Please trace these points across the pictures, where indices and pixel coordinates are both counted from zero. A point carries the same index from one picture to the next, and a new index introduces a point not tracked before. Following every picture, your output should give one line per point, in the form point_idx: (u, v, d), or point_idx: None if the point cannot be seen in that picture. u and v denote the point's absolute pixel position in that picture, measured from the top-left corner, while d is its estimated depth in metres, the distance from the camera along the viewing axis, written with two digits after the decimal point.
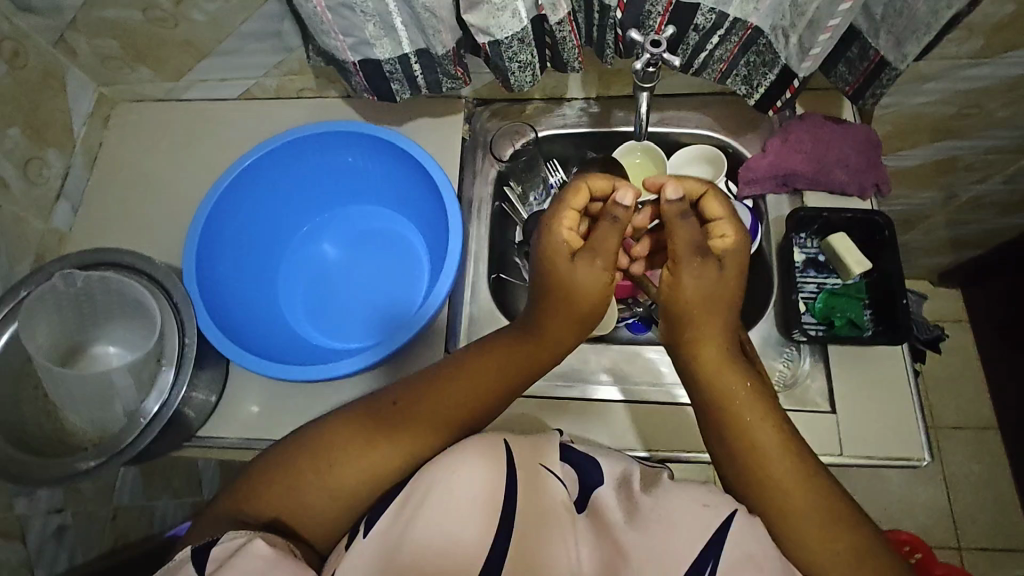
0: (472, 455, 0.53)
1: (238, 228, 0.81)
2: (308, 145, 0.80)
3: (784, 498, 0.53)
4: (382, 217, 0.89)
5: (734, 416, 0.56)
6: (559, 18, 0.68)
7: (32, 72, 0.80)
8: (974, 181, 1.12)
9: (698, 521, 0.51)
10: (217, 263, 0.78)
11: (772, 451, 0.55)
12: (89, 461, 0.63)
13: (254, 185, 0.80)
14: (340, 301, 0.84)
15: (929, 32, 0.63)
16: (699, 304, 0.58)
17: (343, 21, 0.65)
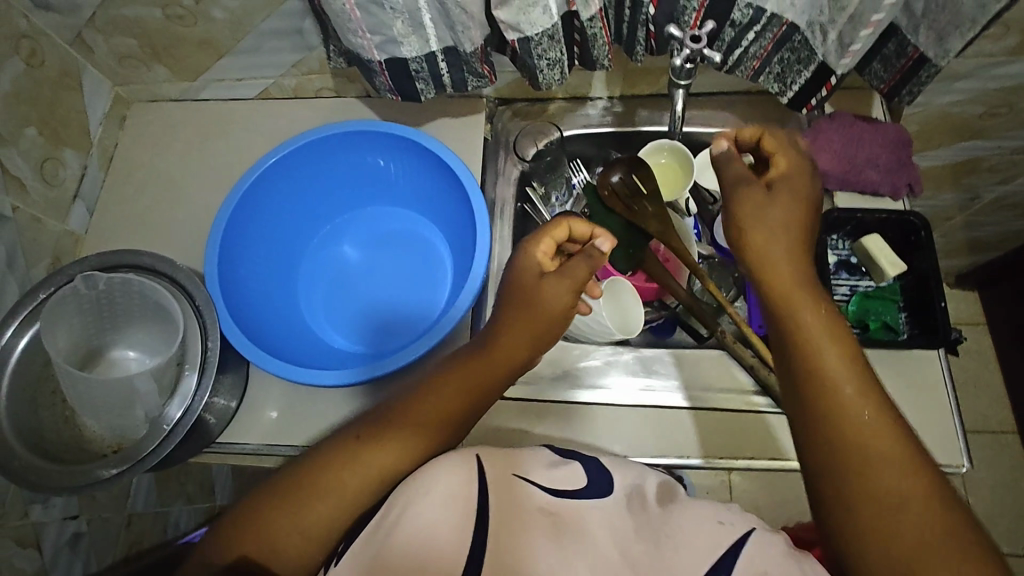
0: (446, 463, 0.51)
1: (260, 228, 0.79)
2: (333, 144, 0.79)
3: (853, 423, 0.50)
4: (404, 219, 0.87)
5: (809, 338, 0.54)
6: (591, 15, 0.66)
7: (48, 71, 0.79)
8: (998, 182, 1.10)
9: (710, 538, 0.49)
10: (240, 263, 0.76)
11: (842, 371, 0.52)
12: (110, 468, 0.61)
13: (277, 185, 0.79)
14: (363, 305, 0.83)
15: (974, 27, 0.61)
16: (772, 227, 0.60)
17: (371, 19, 0.63)
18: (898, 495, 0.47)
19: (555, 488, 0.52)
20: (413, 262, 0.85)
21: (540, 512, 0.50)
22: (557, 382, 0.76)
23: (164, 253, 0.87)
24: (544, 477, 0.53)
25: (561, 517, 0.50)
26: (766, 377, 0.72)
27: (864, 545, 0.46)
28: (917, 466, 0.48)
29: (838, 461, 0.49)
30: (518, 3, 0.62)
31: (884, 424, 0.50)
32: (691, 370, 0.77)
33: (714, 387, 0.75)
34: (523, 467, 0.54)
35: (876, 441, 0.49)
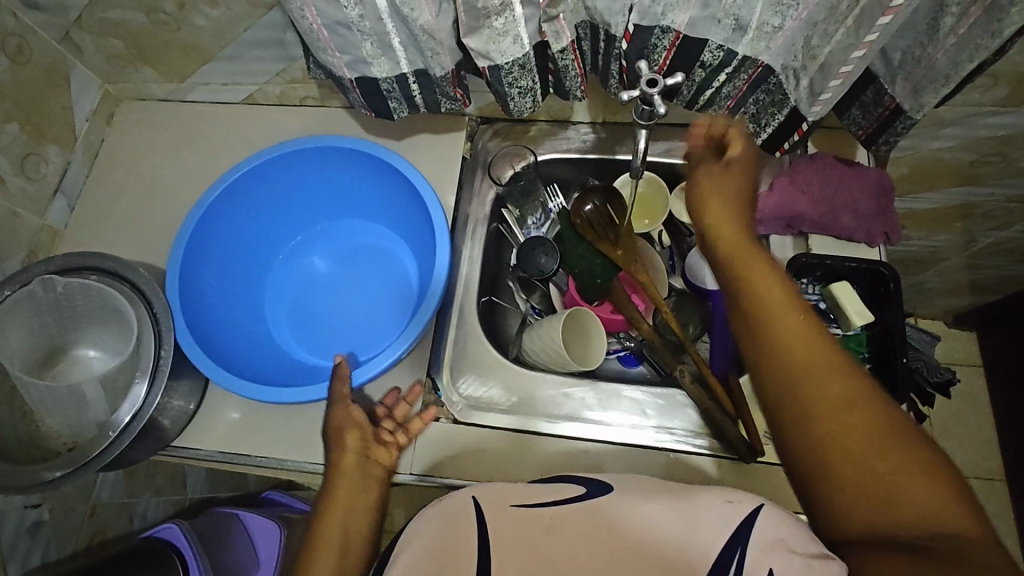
0: (445, 513, 0.51)
1: (228, 237, 0.81)
2: (300, 153, 0.79)
3: (792, 344, 0.52)
4: (376, 232, 0.87)
5: (758, 293, 0.55)
6: (562, 47, 0.67)
7: (35, 68, 0.80)
8: (994, 228, 1.07)
9: (719, 517, 0.47)
10: (206, 273, 0.78)
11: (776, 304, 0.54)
12: (54, 471, 0.62)
13: (243, 195, 0.80)
14: (326, 318, 0.84)
15: (948, 84, 0.60)
16: (715, 193, 0.60)
17: (339, 39, 0.63)
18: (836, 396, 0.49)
19: (554, 500, 0.51)
20: (382, 275, 0.85)
21: (540, 527, 0.49)
22: (511, 412, 0.77)
23: (139, 252, 0.88)
24: (541, 494, 0.52)
25: (560, 527, 0.49)
26: (720, 424, 0.71)
27: (831, 472, 0.48)
28: (866, 398, 0.49)
29: (794, 401, 0.50)
30: (488, 32, 0.62)
31: (834, 365, 0.50)
32: (648, 408, 0.76)
33: (668, 429, 0.75)
34: (523, 495, 0.52)
35: (828, 381, 0.50)
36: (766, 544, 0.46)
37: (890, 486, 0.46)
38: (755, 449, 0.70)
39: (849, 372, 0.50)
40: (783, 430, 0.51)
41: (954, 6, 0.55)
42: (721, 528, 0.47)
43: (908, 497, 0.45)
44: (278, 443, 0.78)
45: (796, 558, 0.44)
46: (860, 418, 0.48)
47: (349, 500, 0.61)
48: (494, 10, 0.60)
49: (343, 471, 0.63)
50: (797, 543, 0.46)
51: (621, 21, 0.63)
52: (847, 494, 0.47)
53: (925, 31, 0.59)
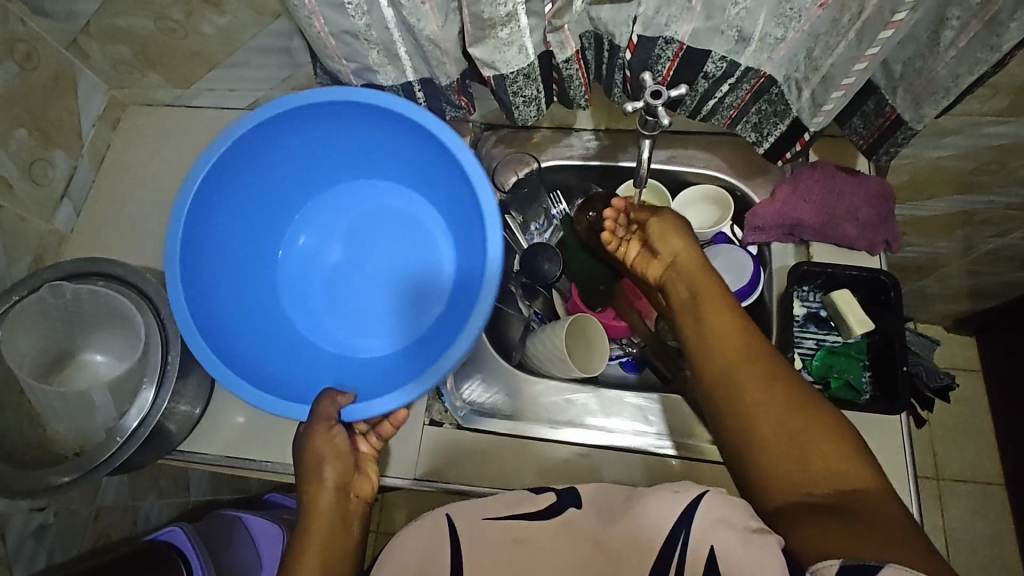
0: (425, 528, 0.56)
1: (230, 214, 0.77)
2: (356, 121, 0.75)
3: (721, 345, 0.61)
4: (396, 194, 0.86)
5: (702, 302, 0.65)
6: (567, 57, 0.67)
7: (43, 74, 0.81)
8: (993, 235, 1.07)
9: (668, 507, 0.52)
10: (219, 220, 0.76)
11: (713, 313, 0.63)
12: (62, 476, 0.63)
13: (278, 145, 0.76)
14: (352, 294, 0.84)
15: (948, 96, 0.60)
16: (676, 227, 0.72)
17: (347, 48, 0.64)
18: (757, 387, 0.57)
19: (519, 511, 0.57)
20: (403, 260, 0.85)
21: (512, 540, 0.54)
22: (514, 418, 0.77)
23: (145, 256, 0.88)
24: (510, 505, 0.58)
25: (533, 541, 0.53)
26: None
27: (758, 443, 0.55)
28: (789, 381, 0.57)
29: (726, 388, 0.58)
30: (493, 42, 0.63)
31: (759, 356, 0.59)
32: (650, 415, 0.76)
33: (670, 436, 0.75)
34: (492, 508, 0.58)
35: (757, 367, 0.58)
36: (710, 524, 0.49)
37: (805, 452, 0.53)
38: None
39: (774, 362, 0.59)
40: (719, 416, 0.58)
41: (954, 20, 0.56)
42: (670, 512, 0.51)
43: (821, 461, 0.53)
44: (281, 448, 0.79)
45: (734, 534, 0.48)
46: (781, 398, 0.56)
47: (324, 541, 0.60)
48: (500, 21, 0.60)
49: (321, 507, 0.62)
50: (738, 523, 0.49)
51: (625, 31, 0.63)
52: (771, 461, 0.54)
53: (926, 44, 0.59)
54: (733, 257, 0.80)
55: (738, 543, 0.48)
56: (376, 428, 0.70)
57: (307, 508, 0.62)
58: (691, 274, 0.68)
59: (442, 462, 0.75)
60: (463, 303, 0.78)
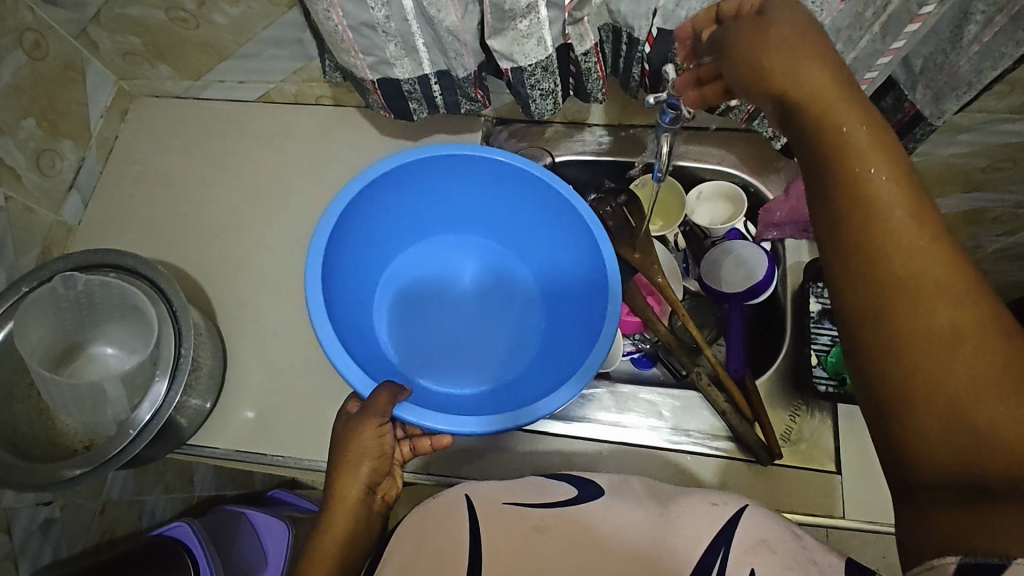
0: (438, 518, 0.54)
1: (389, 203, 0.78)
2: (505, 182, 0.78)
3: (889, 247, 0.40)
4: (516, 270, 0.87)
5: (859, 188, 0.41)
6: (586, 49, 0.67)
7: (52, 64, 0.80)
8: (1002, 234, 1.07)
9: (709, 519, 0.50)
10: (367, 217, 0.77)
11: (886, 191, 0.41)
12: (74, 469, 0.62)
13: (433, 178, 0.78)
14: (435, 333, 0.84)
15: (970, 91, 0.60)
16: (826, 75, 0.44)
17: (364, 40, 0.63)
18: (940, 323, 0.39)
19: (544, 501, 0.55)
20: (497, 314, 0.86)
21: (530, 527, 0.52)
22: None
23: (154, 249, 0.88)
24: (529, 495, 0.56)
25: (551, 527, 0.51)
26: (738, 426, 0.72)
27: (916, 405, 0.39)
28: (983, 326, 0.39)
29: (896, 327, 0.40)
30: (512, 34, 0.62)
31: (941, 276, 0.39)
32: (664, 410, 0.76)
33: (684, 430, 0.75)
34: (512, 494, 0.56)
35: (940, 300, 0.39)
36: (749, 546, 0.47)
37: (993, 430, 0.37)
38: (772, 452, 0.71)
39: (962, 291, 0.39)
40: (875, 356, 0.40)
41: (978, 14, 0.56)
42: (709, 525, 0.49)
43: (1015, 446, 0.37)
44: (293, 443, 0.79)
45: (777, 559, 0.46)
46: (970, 357, 0.38)
47: (344, 537, 0.62)
48: (520, 12, 0.59)
49: (349, 501, 0.63)
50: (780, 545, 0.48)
51: (644, 24, 0.63)
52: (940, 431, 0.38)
53: (948, 40, 0.59)
54: (748, 252, 0.80)
55: (783, 566, 0.45)
56: (414, 439, 0.69)
57: (333, 502, 0.63)
58: (828, 115, 0.43)
59: (453, 456, 0.75)
60: (551, 368, 0.79)
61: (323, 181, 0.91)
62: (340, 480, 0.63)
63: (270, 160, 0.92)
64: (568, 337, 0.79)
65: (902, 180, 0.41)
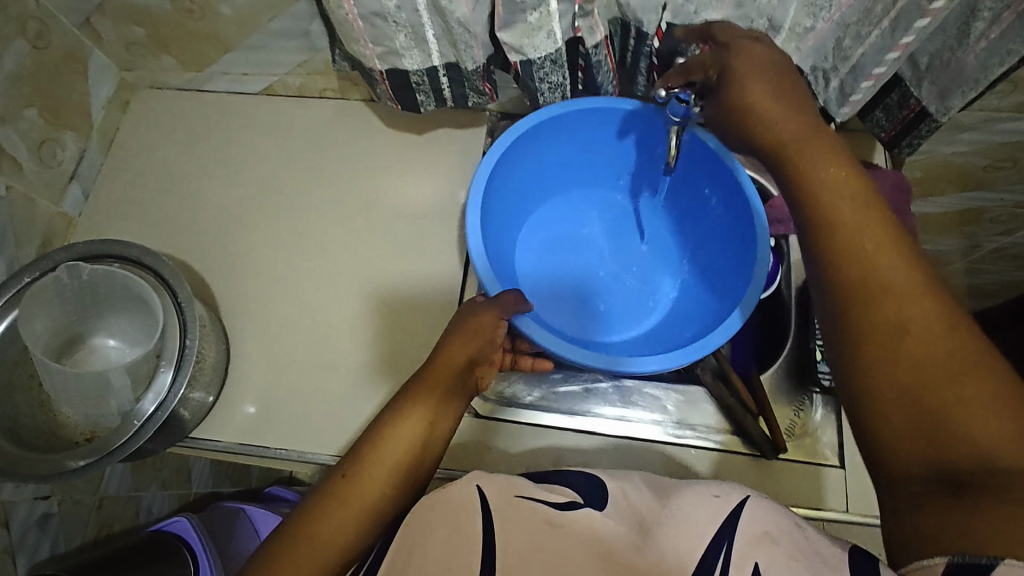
0: (444, 510, 0.50)
1: (542, 155, 0.79)
2: (623, 140, 0.78)
3: (846, 252, 0.49)
4: (655, 240, 0.87)
5: (817, 193, 0.52)
6: (596, 43, 0.67)
7: (55, 54, 0.79)
8: (1000, 233, 1.08)
9: (712, 509, 0.49)
10: (517, 169, 0.78)
11: (845, 216, 0.50)
12: (77, 460, 0.62)
13: (554, 140, 0.78)
14: (569, 292, 0.84)
15: (976, 87, 0.61)
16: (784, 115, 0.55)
17: (374, 30, 0.63)
18: (888, 321, 0.46)
19: (553, 497, 0.52)
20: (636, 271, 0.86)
21: (543, 523, 0.49)
22: (531, 406, 0.77)
23: (155, 241, 0.87)
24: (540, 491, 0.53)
25: (561, 530, 0.49)
26: (741, 420, 0.72)
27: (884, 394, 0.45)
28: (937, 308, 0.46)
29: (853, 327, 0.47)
30: (522, 26, 0.62)
31: (909, 281, 0.47)
32: (668, 404, 0.76)
33: (689, 425, 0.75)
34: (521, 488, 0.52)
35: (889, 295, 0.47)
36: (751, 539, 0.47)
37: (942, 415, 0.42)
38: (777, 446, 0.71)
39: (924, 289, 0.46)
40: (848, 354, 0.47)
41: (987, 11, 0.56)
42: (713, 519, 0.48)
43: (976, 424, 0.41)
44: (293, 436, 0.78)
45: (780, 551, 0.45)
46: (918, 342, 0.45)
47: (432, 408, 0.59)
48: (531, 5, 0.60)
49: (451, 372, 0.62)
50: (783, 538, 0.47)
51: (654, 19, 0.63)
52: (898, 420, 0.44)
53: (954, 36, 0.60)
54: None
55: (787, 558, 0.45)
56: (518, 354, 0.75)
57: (438, 363, 0.62)
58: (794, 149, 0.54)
59: (458, 449, 0.74)
60: (694, 319, 0.79)
61: (327, 175, 0.90)
62: (449, 349, 0.63)
63: (274, 153, 0.92)
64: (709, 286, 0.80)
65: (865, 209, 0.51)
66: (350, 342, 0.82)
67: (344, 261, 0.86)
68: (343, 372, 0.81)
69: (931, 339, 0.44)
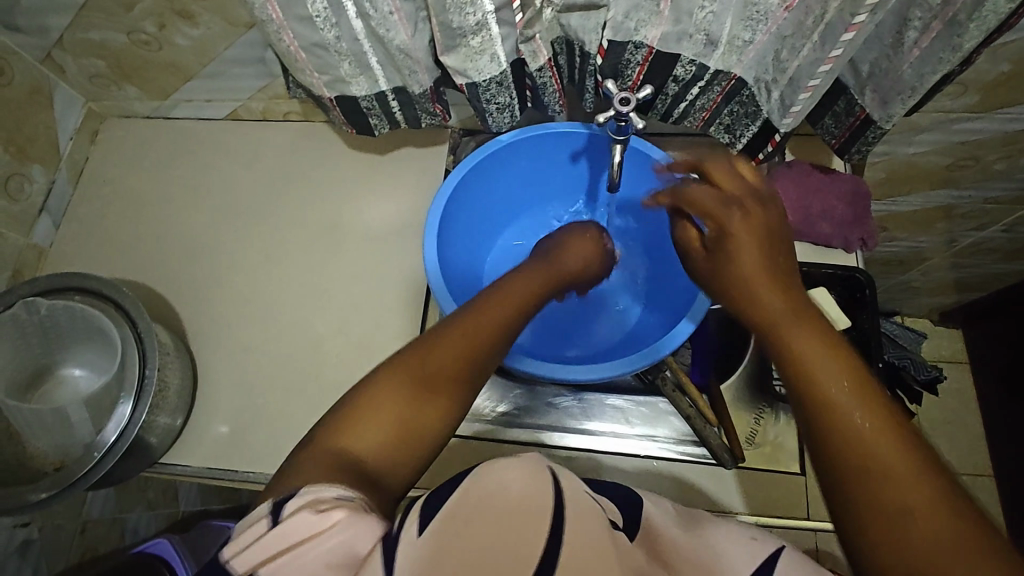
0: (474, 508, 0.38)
1: (498, 180, 0.80)
2: (575, 158, 0.80)
3: (839, 417, 0.43)
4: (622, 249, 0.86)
5: (796, 353, 0.46)
6: (539, 65, 0.67)
7: (18, 89, 0.81)
8: (973, 228, 1.07)
9: (742, 553, 0.42)
10: (476, 195, 0.79)
11: (836, 376, 0.44)
12: (40, 493, 0.63)
13: (507, 164, 0.79)
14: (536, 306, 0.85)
15: (915, 95, 0.61)
16: (765, 275, 0.51)
17: (317, 60, 0.64)
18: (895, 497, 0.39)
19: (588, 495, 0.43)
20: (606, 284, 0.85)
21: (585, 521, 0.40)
22: (498, 423, 0.77)
23: (123, 269, 0.88)
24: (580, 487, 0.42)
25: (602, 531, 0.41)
26: (701, 430, 0.72)
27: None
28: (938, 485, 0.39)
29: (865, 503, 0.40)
30: (464, 50, 0.63)
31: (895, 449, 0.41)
32: (632, 417, 0.77)
33: (651, 436, 0.76)
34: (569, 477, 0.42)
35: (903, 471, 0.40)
36: None
37: None
38: (735, 455, 0.72)
39: (915, 463, 0.40)
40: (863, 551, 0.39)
41: (916, 20, 0.57)
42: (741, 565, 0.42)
43: None
44: (262, 456, 0.79)
45: None
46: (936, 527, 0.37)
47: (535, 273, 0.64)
48: (470, 30, 0.60)
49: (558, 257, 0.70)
50: None
51: (594, 38, 0.64)
52: None
53: (890, 45, 0.60)
54: None
55: None
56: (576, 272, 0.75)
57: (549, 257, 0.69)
58: (769, 314, 0.50)
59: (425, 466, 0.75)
60: (658, 323, 0.79)
61: (294, 196, 0.92)
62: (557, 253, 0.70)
63: (240, 177, 0.93)
64: (671, 291, 0.81)
65: (856, 378, 0.44)
66: (317, 363, 0.83)
67: (310, 282, 0.88)
68: (309, 393, 0.82)
69: (937, 520, 0.38)
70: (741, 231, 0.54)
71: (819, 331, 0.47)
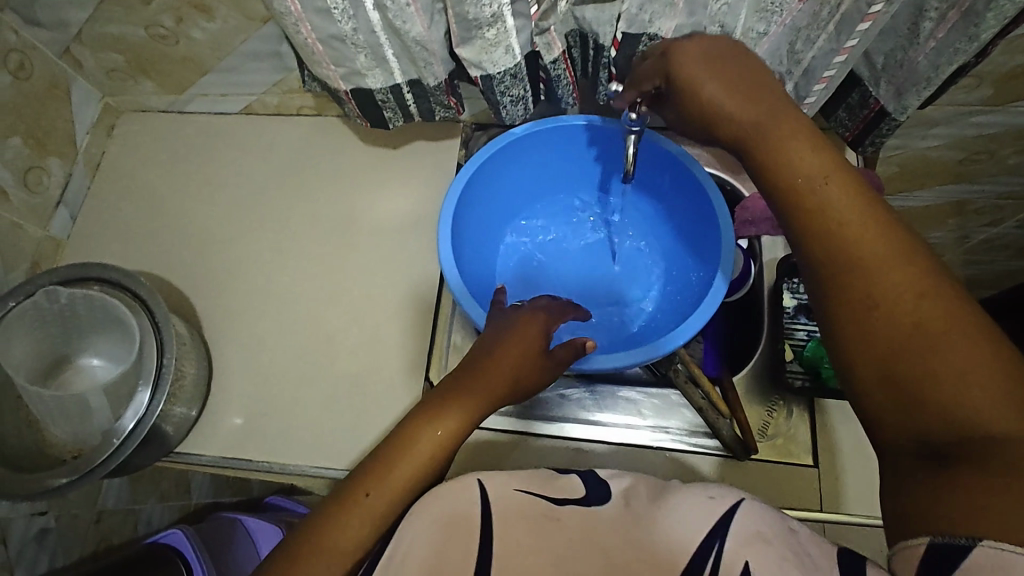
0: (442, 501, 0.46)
1: (511, 174, 0.81)
2: (589, 150, 0.80)
3: (834, 225, 0.47)
4: (635, 240, 0.87)
5: (789, 172, 0.50)
6: (554, 58, 0.68)
7: (37, 83, 0.82)
8: (986, 224, 1.07)
9: (703, 510, 0.44)
10: (490, 187, 0.80)
11: (828, 190, 0.48)
12: (59, 479, 0.63)
13: (522, 157, 0.79)
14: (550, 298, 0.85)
15: (930, 86, 0.61)
16: (749, 108, 0.52)
17: (334, 53, 0.65)
18: (888, 288, 0.44)
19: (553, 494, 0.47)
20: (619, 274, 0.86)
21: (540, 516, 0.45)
22: (509, 412, 0.77)
23: (139, 261, 0.89)
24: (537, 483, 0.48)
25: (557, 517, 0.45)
26: (714, 421, 0.72)
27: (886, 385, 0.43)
28: (927, 276, 0.45)
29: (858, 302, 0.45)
30: (479, 43, 0.63)
31: (882, 248, 0.46)
32: (644, 408, 0.77)
33: (663, 428, 0.76)
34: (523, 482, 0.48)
35: (892, 265, 0.45)
36: (745, 538, 0.42)
37: (920, 391, 0.42)
38: (748, 447, 0.72)
39: (902, 257, 0.45)
40: (852, 341, 0.45)
41: (933, 10, 0.57)
42: (703, 517, 0.44)
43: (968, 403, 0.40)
44: (276, 446, 0.80)
45: (773, 551, 0.41)
46: (927, 311, 0.43)
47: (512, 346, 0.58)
48: (485, 21, 0.60)
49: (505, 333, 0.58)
50: (778, 539, 0.42)
51: (609, 30, 0.65)
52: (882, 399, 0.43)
53: (906, 35, 0.60)
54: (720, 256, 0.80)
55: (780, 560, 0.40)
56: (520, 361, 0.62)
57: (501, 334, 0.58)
58: (761, 146, 0.51)
59: None
60: (671, 313, 0.80)
61: (307, 189, 0.92)
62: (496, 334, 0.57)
63: (254, 171, 0.94)
64: (684, 281, 0.81)
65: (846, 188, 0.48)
66: (331, 354, 0.84)
67: (323, 274, 0.88)
68: (323, 383, 0.82)
69: (918, 299, 0.44)
70: (720, 67, 0.52)
71: (810, 149, 0.50)
